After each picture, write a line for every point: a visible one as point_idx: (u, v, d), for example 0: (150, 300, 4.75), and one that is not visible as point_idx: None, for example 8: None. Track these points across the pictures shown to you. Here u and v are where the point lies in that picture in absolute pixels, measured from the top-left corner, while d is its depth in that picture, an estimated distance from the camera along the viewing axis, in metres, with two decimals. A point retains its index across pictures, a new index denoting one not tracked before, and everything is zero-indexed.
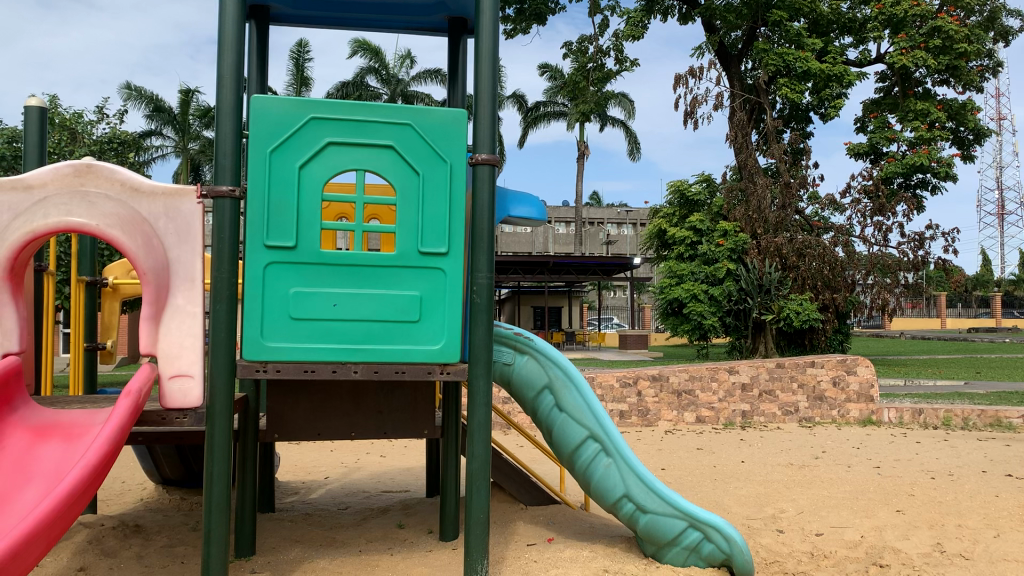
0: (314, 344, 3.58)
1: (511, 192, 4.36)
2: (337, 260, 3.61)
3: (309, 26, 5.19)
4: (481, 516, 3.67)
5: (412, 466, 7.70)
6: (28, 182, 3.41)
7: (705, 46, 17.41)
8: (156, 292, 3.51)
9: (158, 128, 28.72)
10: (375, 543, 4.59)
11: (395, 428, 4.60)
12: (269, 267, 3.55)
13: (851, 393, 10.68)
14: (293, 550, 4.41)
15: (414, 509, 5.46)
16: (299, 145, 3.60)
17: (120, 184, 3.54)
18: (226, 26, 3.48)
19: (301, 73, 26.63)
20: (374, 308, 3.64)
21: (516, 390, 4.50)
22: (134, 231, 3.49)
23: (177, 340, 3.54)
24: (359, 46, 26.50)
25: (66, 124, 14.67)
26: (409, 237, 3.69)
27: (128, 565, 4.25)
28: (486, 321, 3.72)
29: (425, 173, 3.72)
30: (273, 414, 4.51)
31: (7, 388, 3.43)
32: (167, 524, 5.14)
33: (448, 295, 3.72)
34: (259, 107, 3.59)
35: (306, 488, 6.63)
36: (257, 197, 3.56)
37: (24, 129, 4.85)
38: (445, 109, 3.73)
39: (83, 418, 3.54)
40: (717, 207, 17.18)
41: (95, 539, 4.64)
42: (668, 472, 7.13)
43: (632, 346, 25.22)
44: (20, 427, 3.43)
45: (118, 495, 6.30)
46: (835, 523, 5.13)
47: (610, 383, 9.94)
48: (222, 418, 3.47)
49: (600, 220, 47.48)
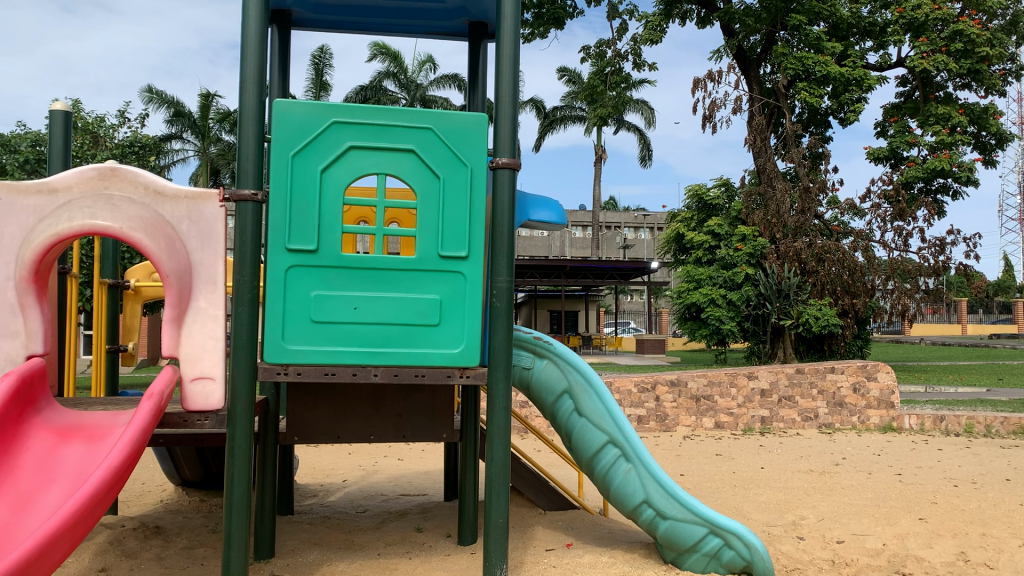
0: (334, 346, 3.59)
1: (531, 195, 4.36)
2: (358, 263, 3.62)
3: (332, 30, 5.21)
4: (501, 520, 3.67)
5: (430, 469, 7.71)
6: (53, 185, 3.45)
7: (724, 50, 17.35)
8: (178, 294, 3.53)
9: (179, 132, 28.92)
10: (394, 546, 4.59)
11: (413, 431, 4.61)
12: (291, 270, 3.56)
13: (871, 399, 10.60)
14: (313, 553, 4.42)
15: (432, 513, 5.46)
16: (320, 149, 3.62)
17: (143, 187, 3.55)
18: (249, 29, 3.49)
19: (320, 77, 26.78)
20: (394, 311, 3.64)
21: (536, 394, 4.50)
22: (157, 234, 3.51)
23: (199, 342, 3.56)
24: (378, 51, 26.59)
25: (88, 128, 14.81)
26: (430, 240, 3.69)
27: (148, 566, 4.27)
28: (506, 325, 3.72)
29: (446, 177, 3.72)
30: (293, 417, 4.53)
31: (32, 390, 3.45)
32: (187, 526, 5.17)
33: (467, 299, 3.71)
34: (282, 111, 3.60)
35: (325, 490, 6.65)
36: (279, 201, 3.57)
37: (49, 132, 4.90)
38: (466, 112, 3.72)
39: (107, 420, 3.57)
40: (736, 212, 17.07)
41: (117, 540, 4.68)
42: (687, 477, 7.10)
43: (650, 351, 25.14)
44: (44, 427, 3.45)
45: (139, 496, 6.34)
46: (857, 530, 5.08)
47: (628, 388, 9.93)
48: (243, 420, 3.49)
49: (617, 224, 47.35)
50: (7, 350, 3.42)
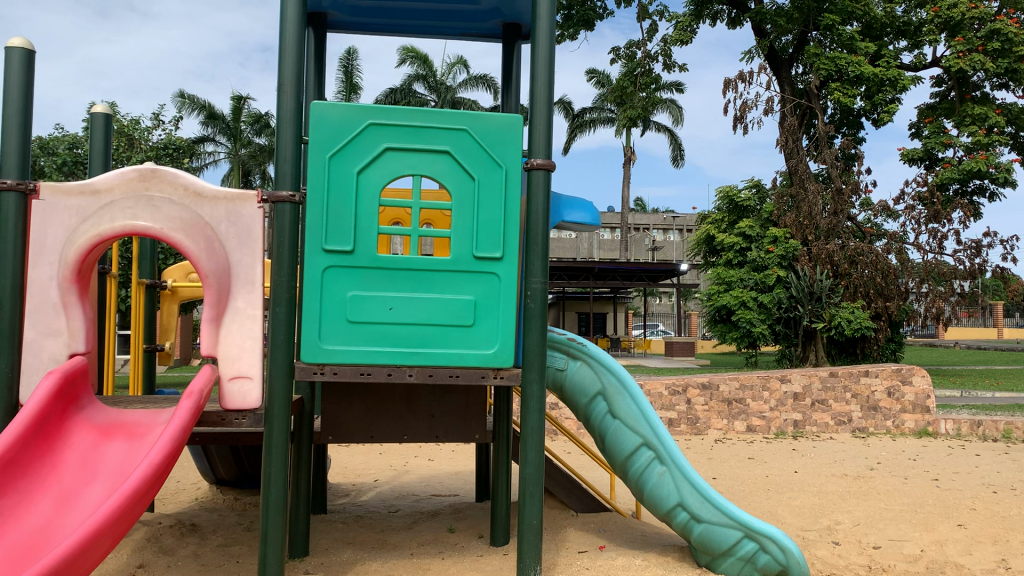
0: (370, 347, 3.60)
1: (565, 197, 4.36)
2: (394, 264, 3.64)
3: (367, 33, 5.24)
4: (534, 522, 3.66)
5: (460, 470, 7.73)
6: (96, 186, 3.50)
7: (756, 51, 17.22)
8: (217, 294, 3.57)
9: (212, 134, 29.25)
10: (426, 547, 4.60)
11: (446, 431, 4.62)
12: (328, 271, 3.59)
13: (906, 403, 10.46)
14: (346, 552, 4.45)
15: (464, 513, 5.47)
16: (357, 151, 3.64)
17: (183, 188, 3.59)
18: (288, 33, 3.52)
19: (350, 80, 26.95)
20: (429, 312, 3.66)
21: (570, 396, 4.50)
22: (196, 234, 3.55)
23: (238, 341, 3.60)
24: (407, 54, 26.72)
25: (124, 130, 15.04)
26: (465, 241, 3.70)
27: (185, 564, 4.31)
28: (541, 326, 3.72)
29: (481, 178, 3.72)
30: (328, 416, 4.56)
31: (75, 388, 3.50)
32: (223, 523, 5.22)
33: (501, 299, 3.71)
34: (319, 113, 3.64)
35: (357, 490, 6.69)
36: (317, 203, 3.60)
37: (90, 132, 4.98)
38: (501, 114, 3.72)
39: (147, 418, 3.61)
40: (767, 213, 16.80)
41: (154, 536, 4.75)
42: (720, 481, 7.04)
43: (679, 354, 25.00)
44: (85, 424, 3.49)
45: (175, 494, 6.41)
46: (893, 536, 5.02)
47: (659, 391, 9.87)
48: (281, 420, 3.51)
49: (646, 226, 47.18)
50: (50, 348, 3.48)
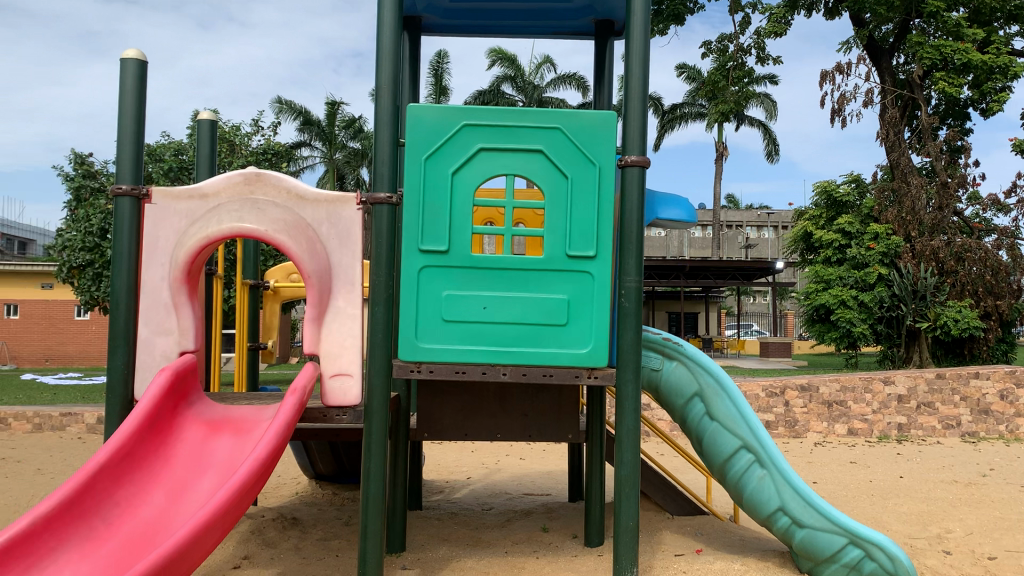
0: (465, 346, 3.63)
1: (659, 194, 4.31)
2: (488, 263, 3.66)
3: (460, 34, 5.29)
4: (630, 524, 3.62)
5: (552, 470, 7.72)
6: (204, 190, 3.68)
7: (854, 41, 16.65)
8: (319, 293, 3.66)
9: (307, 139, 30.09)
10: (520, 545, 4.61)
11: (539, 431, 4.61)
12: (424, 270, 3.64)
13: (1020, 407, 9.97)
14: (442, 548, 4.50)
15: (557, 514, 5.46)
16: (451, 152, 3.68)
17: (286, 191, 3.71)
18: (385, 36, 3.57)
19: (440, 82, 27.29)
20: (523, 310, 3.66)
21: (666, 396, 4.44)
22: (299, 236, 3.65)
23: (338, 339, 3.69)
24: (496, 55, 26.89)
25: (225, 136, 15.63)
26: (558, 240, 3.69)
27: (287, 556, 4.44)
28: (635, 326, 3.67)
29: (574, 176, 3.70)
30: (424, 413, 4.62)
31: (185, 384, 3.64)
32: (322, 518, 5.35)
33: (595, 298, 3.68)
34: (415, 115, 3.69)
35: (451, 487, 6.76)
36: (412, 203, 3.65)
37: (197, 138, 5.17)
38: (595, 111, 3.69)
39: (252, 414, 3.74)
40: (868, 208, 16.16)
41: (258, 529, 4.91)
42: (820, 486, 6.83)
43: (774, 354, 24.36)
44: (195, 420, 3.63)
45: (276, 488, 6.62)
46: (1010, 547, 4.77)
47: (756, 392, 9.65)
48: (379, 417, 3.57)
49: (739, 223, 46.21)
50: (163, 346, 3.63)
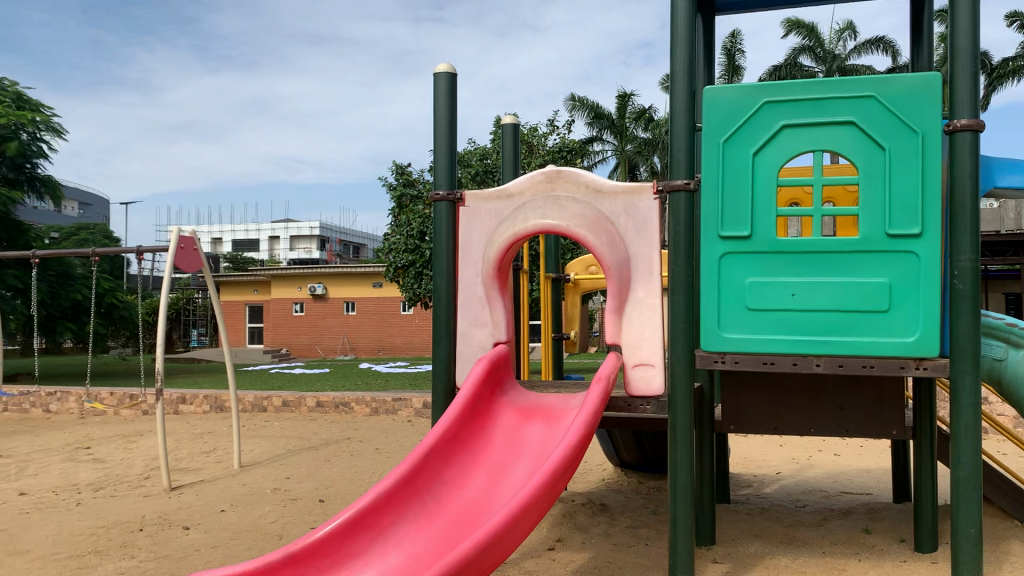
0: (774, 335, 3.48)
1: (997, 159, 3.81)
2: (795, 247, 3.46)
3: (757, 10, 5.08)
4: (971, 532, 3.25)
5: (872, 467, 7.16)
6: (510, 190, 3.93)
7: None
8: (619, 285, 3.69)
9: (600, 134, 30.67)
10: (840, 546, 4.33)
11: (857, 425, 4.28)
12: (725, 257, 3.55)
13: None
14: (754, 544, 4.36)
15: (881, 514, 5.06)
16: (752, 132, 3.54)
17: (586, 186, 3.83)
18: (678, 19, 3.46)
19: (732, 62, 26.47)
20: (836, 297, 3.42)
21: (1013, 390, 3.92)
22: (599, 230, 3.70)
23: (640, 330, 3.71)
24: (792, 27, 25.53)
25: (526, 138, 16.44)
26: (874, 219, 3.40)
27: (598, 541, 4.55)
28: (972, 310, 3.26)
29: (892, 148, 3.39)
30: (729, 405, 4.51)
31: (500, 373, 3.89)
32: (630, 505, 5.42)
33: (922, 280, 3.33)
34: (711, 97, 3.59)
35: (760, 481, 6.53)
36: (711, 190, 3.57)
37: (501, 142, 5.46)
38: (914, 74, 3.35)
39: (561, 401, 3.88)
40: None
41: (569, 513, 5.10)
42: None
43: None
44: (510, 406, 3.85)
45: (585, 474, 6.83)
46: None
47: None
48: (684, 409, 3.51)
49: None
50: (480, 338, 3.93)
